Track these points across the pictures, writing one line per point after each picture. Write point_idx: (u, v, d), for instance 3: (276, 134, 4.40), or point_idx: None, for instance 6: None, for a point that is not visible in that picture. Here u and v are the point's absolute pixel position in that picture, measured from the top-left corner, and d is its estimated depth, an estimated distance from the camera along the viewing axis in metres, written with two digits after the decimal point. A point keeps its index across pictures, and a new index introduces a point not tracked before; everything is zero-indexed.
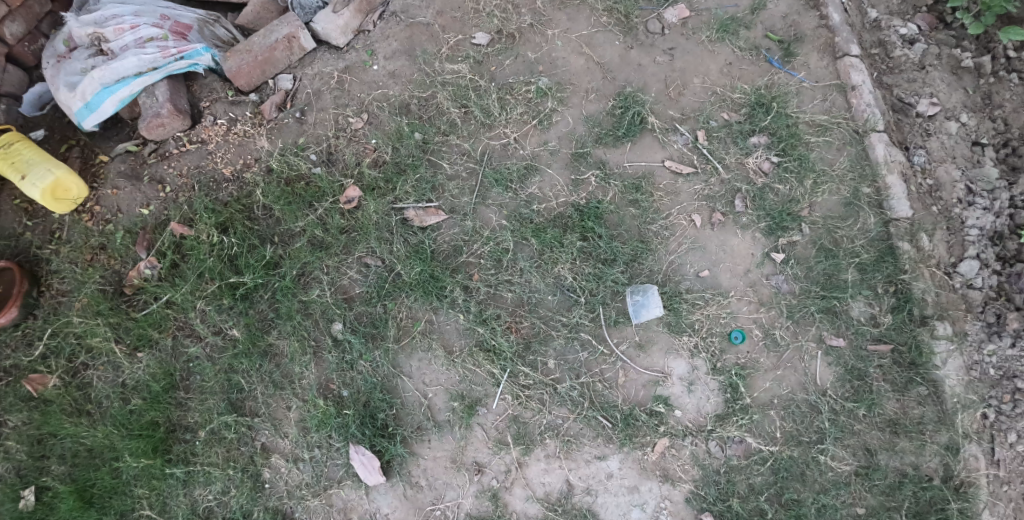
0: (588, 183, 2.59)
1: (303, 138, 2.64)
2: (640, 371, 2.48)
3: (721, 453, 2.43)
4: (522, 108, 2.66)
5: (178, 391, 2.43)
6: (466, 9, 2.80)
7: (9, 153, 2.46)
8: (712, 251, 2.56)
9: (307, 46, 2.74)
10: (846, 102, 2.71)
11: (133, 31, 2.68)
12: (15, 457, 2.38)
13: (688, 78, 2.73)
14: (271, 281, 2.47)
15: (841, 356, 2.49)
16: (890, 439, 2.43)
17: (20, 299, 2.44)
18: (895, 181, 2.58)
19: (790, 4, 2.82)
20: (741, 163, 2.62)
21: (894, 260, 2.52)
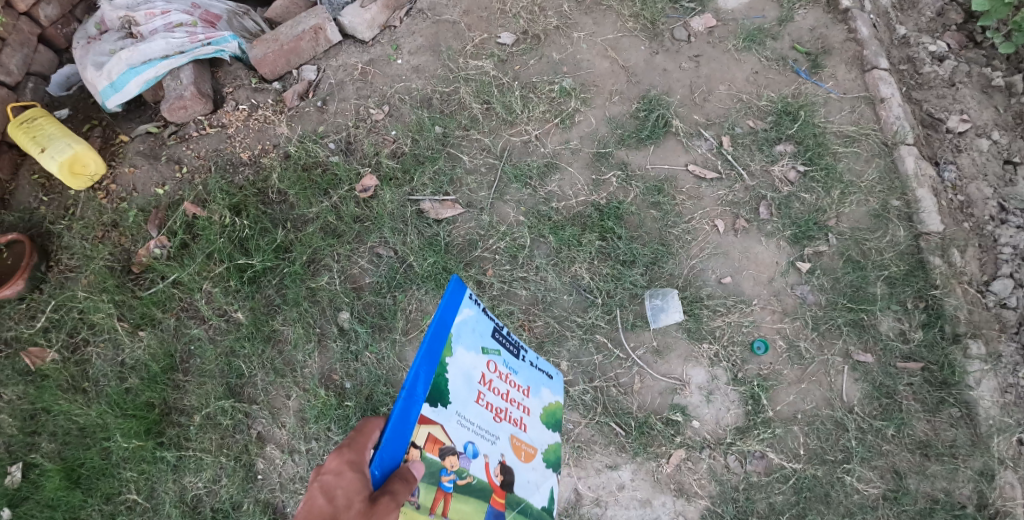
0: (608, 184, 2.54)
1: (323, 127, 2.62)
2: (656, 377, 2.37)
3: (740, 468, 2.29)
4: (545, 106, 2.63)
5: (177, 373, 2.34)
6: (493, 10, 2.81)
7: (31, 127, 2.48)
8: (735, 257, 2.48)
9: (333, 38, 2.74)
10: (875, 114, 2.65)
11: (164, 17, 2.70)
12: (6, 431, 2.30)
13: (713, 85, 2.69)
14: (280, 265, 2.41)
15: (868, 372, 2.36)
16: (921, 462, 2.27)
17: (27, 271, 2.39)
18: (925, 195, 2.51)
19: (818, 17, 2.80)
20: (766, 171, 2.56)
21: (924, 274, 2.43)
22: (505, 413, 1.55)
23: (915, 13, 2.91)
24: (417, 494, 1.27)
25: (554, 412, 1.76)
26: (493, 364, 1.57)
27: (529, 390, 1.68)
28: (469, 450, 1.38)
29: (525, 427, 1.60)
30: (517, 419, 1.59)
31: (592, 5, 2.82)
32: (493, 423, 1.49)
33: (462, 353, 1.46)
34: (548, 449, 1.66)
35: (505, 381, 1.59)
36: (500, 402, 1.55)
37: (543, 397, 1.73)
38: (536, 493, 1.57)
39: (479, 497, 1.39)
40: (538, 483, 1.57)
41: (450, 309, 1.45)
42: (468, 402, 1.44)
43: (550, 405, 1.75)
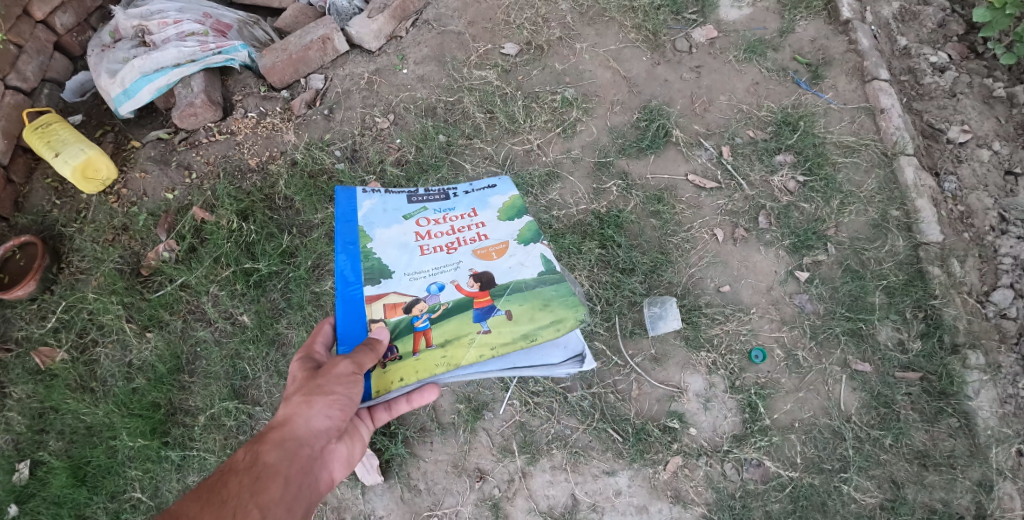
0: (609, 193, 2.57)
1: (330, 134, 2.68)
2: (654, 384, 2.40)
3: (737, 476, 2.30)
4: (547, 116, 2.67)
5: (183, 374, 2.39)
6: (498, 21, 2.86)
7: (47, 132, 2.58)
8: (734, 266, 2.50)
9: (341, 48, 2.81)
10: (875, 124, 2.67)
11: (176, 26, 2.77)
12: (15, 429, 2.36)
13: (714, 96, 2.72)
14: (286, 269, 2.46)
15: (867, 382, 2.37)
16: (919, 472, 2.27)
17: (38, 273, 2.47)
18: (925, 205, 2.52)
19: (818, 29, 2.83)
20: (766, 181, 2.59)
21: (923, 284, 2.43)
22: (454, 244, 2.17)
23: (917, 24, 2.93)
24: (397, 348, 1.90)
25: (513, 204, 2.31)
26: (422, 219, 2.26)
27: (475, 210, 2.29)
28: (434, 288, 2.04)
29: (484, 237, 2.20)
30: (474, 237, 2.19)
31: (595, 17, 2.86)
32: (447, 256, 2.13)
33: (381, 234, 2.19)
34: (519, 234, 2.20)
35: (444, 221, 2.25)
36: (445, 240, 2.18)
37: (493, 204, 2.32)
38: (524, 269, 2.09)
39: (460, 311, 1.98)
40: (521, 263, 2.10)
41: (354, 229, 2.21)
42: (411, 261, 2.12)
43: (505, 203, 2.32)
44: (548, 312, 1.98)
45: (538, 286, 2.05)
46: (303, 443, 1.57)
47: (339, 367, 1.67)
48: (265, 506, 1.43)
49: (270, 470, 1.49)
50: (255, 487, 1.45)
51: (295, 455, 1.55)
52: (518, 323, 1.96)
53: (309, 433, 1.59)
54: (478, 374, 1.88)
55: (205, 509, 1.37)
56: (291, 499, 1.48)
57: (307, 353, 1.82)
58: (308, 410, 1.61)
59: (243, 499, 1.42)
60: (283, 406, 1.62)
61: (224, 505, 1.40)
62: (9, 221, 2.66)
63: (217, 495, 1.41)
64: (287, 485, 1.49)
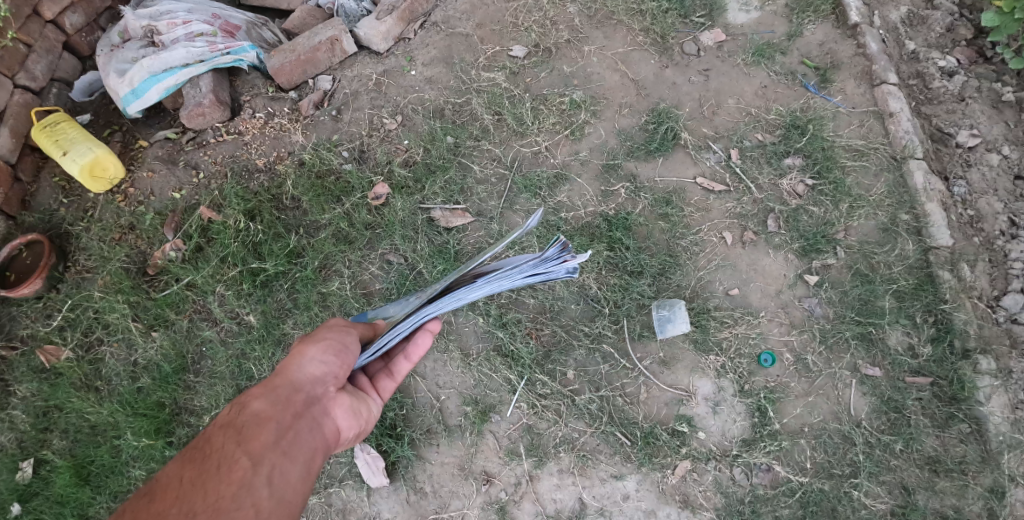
0: (617, 195, 2.57)
1: (338, 135, 2.68)
2: (663, 387, 2.38)
3: (746, 481, 2.28)
4: (555, 118, 2.67)
5: (188, 374, 2.38)
6: (506, 23, 2.86)
7: (54, 131, 2.59)
8: (742, 269, 2.49)
9: (349, 49, 2.81)
10: (884, 128, 2.66)
11: (185, 26, 2.78)
12: (19, 427, 2.36)
13: (722, 99, 2.72)
14: (292, 270, 2.45)
15: (877, 386, 2.35)
16: (930, 478, 2.25)
17: (45, 271, 2.46)
18: (935, 209, 2.51)
19: (827, 32, 2.83)
20: (775, 185, 2.57)
21: (934, 288, 2.42)
22: (445, 273, 1.89)
23: (925, 28, 2.92)
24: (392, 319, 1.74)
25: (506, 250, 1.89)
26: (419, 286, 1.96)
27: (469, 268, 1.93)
28: (423, 290, 1.78)
29: (475, 267, 1.82)
30: (467, 270, 1.83)
31: (603, 19, 2.86)
32: (440, 280, 1.85)
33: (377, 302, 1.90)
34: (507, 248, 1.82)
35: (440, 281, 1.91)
36: (435, 277, 1.91)
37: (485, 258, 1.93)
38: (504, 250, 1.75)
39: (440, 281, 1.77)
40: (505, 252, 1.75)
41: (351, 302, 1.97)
42: (408, 295, 1.84)
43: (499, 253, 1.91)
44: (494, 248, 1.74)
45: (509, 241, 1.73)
46: (297, 390, 1.44)
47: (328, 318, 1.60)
48: (256, 453, 1.28)
49: (259, 417, 1.34)
50: (242, 435, 1.29)
51: (290, 401, 1.41)
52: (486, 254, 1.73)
53: (302, 379, 1.46)
54: (463, 294, 1.65)
55: (186, 464, 1.23)
56: (287, 444, 1.33)
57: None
58: (299, 357, 1.49)
59: (229, 448, 1.26)
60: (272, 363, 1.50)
61: (209, 456, 1.25)
62: (15, 220, 2.66)
63: (199, 450, 1.26)
64: (281, 431, 1.34)
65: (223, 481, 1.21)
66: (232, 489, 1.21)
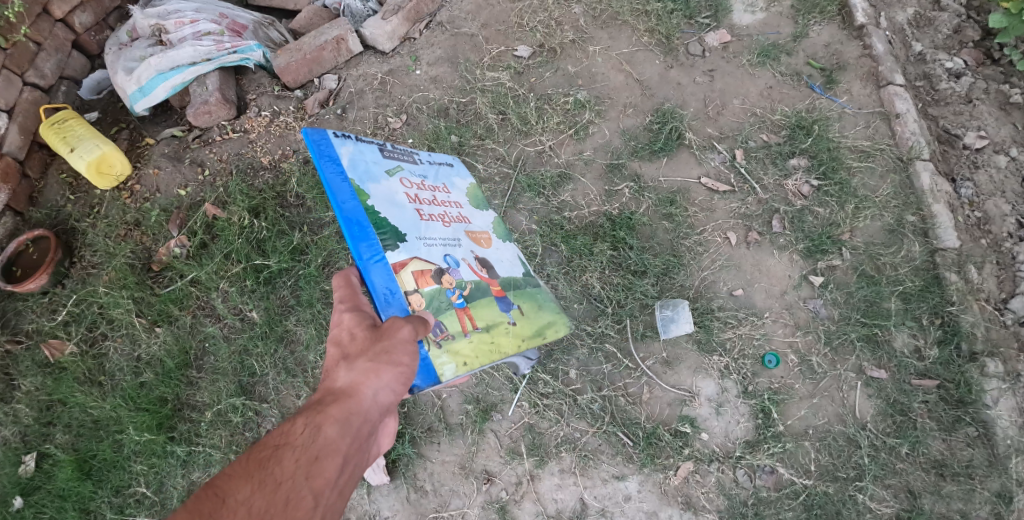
0: (621, 195, 2.56)
1: (342, 134, 2.69)
2: (666, 388, 2.37)
3: (749, 483, 2.26)
4: (559, 117, 2.67)
5: (191, 369, 2.40)
6: (510, 24, 2.87)
7: (62, 127, 2.62)
8: (747, 270, 2.47)
9: (354, 49, 2.83)
10: (890, 129, 2.64)
11: (192, 25, 2.80)
12: (22, 421, 2.38)
13: (727, 99, 2.71)
14: (295, 267, 2.46)
15: (882, 389, 2.33)
16: (936, 481, 2.22)
17: (50, 266, 2.48)
18: (941, 211, 2.49)
19: (833, 34, 2.81)
20: (780, 185, 2.56)
21: (940, 290, 2.39)
22: (443, 217, 2.05)
23: (932, 29, 2.91)
24: (444, 325, 1.82)
25: (473, 191, 2.30)
26: (405, 181, 2.03)
27: (446, 187, 2.19)
28: (450, 261, 1.92)
29: (467, 219, 2.14)
30: (459, 216, 2.11)
31: (608, 20, 2.86)
32: (446, 229, 2.01)
33: (373, 189, 1.90)
34: (494, 227, 2.22)
35: (428, 193, 2.08)
36: (437, 210, 2.05)
37: (458, 186, 2.26)
38: (511, 266, 2.12)
39: (479, 292, 1.93)
40: (508, 260, 2.13)
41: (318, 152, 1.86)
42: (418, 225, 1.93)
43: (467, 188, 2.29)
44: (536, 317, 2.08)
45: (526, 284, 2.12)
46: (367, 419, 1.51)
47: (404, 328, 1.62)
48: (317, 491, 1.36)
49: (329, 448, 1.42)
50: (313, 470, 1.37)
51: (357, 431, 1.48)
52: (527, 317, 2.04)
53: (372, 407, 1.53)
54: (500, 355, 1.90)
55: (258, 491, 1.30)
56: (345, 483, 1.42)
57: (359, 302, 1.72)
58: (375, 381, 1.55)
59: (298, 482, 1.34)
60: (346, 374, 1.55)
61: (280, 487, 1.32)
62: (23, 216, 2.70)
63: (269, 476, 1.33)
64: (345, 467, 1.42)
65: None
66: None
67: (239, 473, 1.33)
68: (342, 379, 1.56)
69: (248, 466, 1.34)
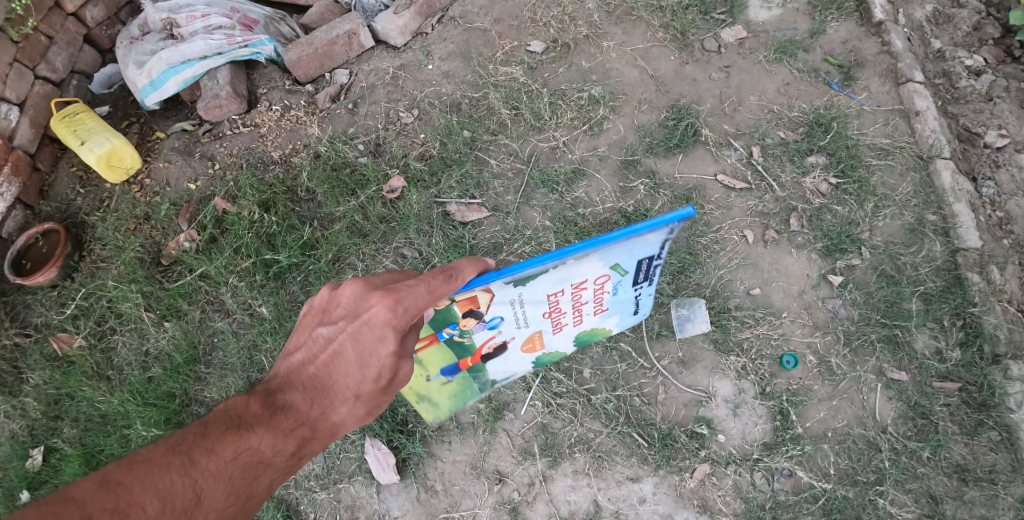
0: (636, 191, 2.52)
1: (353, 128, 2.67)
2: (681, 388, 2.32)
3: (767, 486, 2.21)
4: (573, 113, 2.63)
5: (199, 364, 2.39)
6: (524, 19, 2.83)
7: (73, 121, 2.59)
8: (764, 269, 2.43)
9: (366, 43, 2.79)
10: (910, 127, 2.60)
11: (204, 19, 2.78)
12: (30, 415, 2.38)
13: (744, 96, 2.67)
14: (306, 262, 2.45)
15: (903, 391, 2.27)
16: (958, 487, 2.17)
17: (60, 260, 2.48)
18: (963, 210, 2.44)
19: (850, 30, 2.77)
20: (798, 183, 2.51)
21: (962, 291, 2.34)
22: (557, 315, 1.93)
23: (951, 26, 2.87)
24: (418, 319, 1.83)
25: (597, 333, 2.08)
26: (607, 278, 1.81)
27: (603, 309, 1.97)
28: (492, 324, 1.88)
29: (557, 329, 2.00)
30: (558, 324, 1.98)
31: (622, 15, 2.83)
32: (536, 317, 1.91)
33: (589, 264, 1.72)
34: (551, 353, 2.10)
35: (591, 294, 1.87)
36: (564, 308, 1.91)
37: (605, 320, 2.04)
38: (506, 365, 2.10)
39: (455, 347, 1.94)
40: (517, 364, 2.11)
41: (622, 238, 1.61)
42: (537, 291, 1.80)
43: (602, 328, 2.06)
44: (447, 398, 2.17)
45: (484, 383, 2.14)
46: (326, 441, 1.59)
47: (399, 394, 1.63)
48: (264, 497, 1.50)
49: (293, 468, 1.52)
50: (274, 486, 1.49)
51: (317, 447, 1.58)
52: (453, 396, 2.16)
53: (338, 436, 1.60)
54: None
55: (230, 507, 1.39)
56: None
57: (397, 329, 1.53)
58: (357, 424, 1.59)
59: (260, 496, 1.45)
60: (352, 408, 1.54)
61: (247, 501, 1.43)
62: (33, 210, 2.70)
63: (246, 490, 1.42)
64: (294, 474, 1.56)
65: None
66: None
67: (213, 481, 1.36)
68: (339, 414, 1.53)
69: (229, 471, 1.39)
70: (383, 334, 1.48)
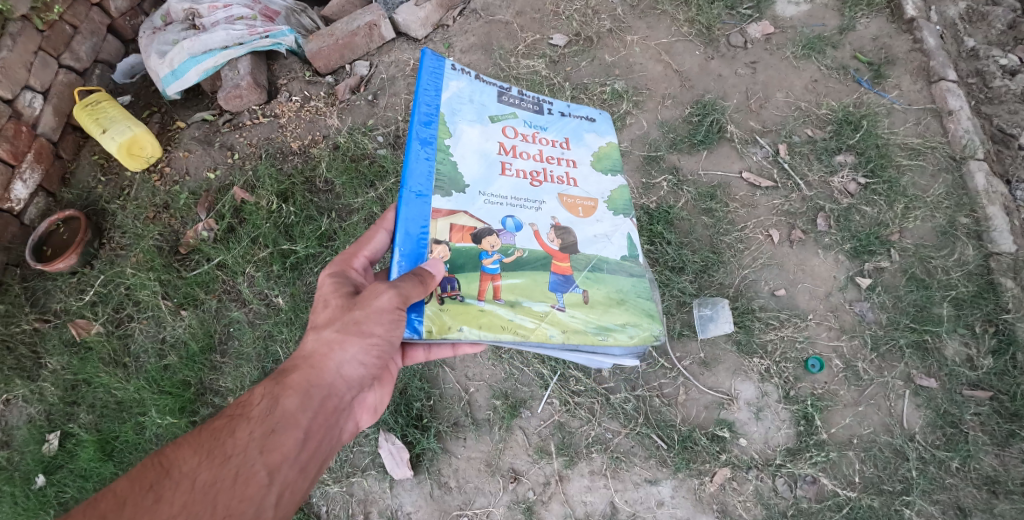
0: (659, 188, 2.47)
1: (373, 120, 2.64)
2: (702, 390, 2.27)
3: (790, 493, 2.16)
4: (596, 107, 2.58)
5: (215, 354, 2.39)
6: (547, 12, 2.79)
7: (95, 110, 2.59)
8: (789, 269, 2.37)
9: (386, 35, 2.76)
10: (942, 127, 2.53)
11: (225, 9, 2.77)
12: (47, 400, 2.40)
13: (770, 92, 2.61)
14: (323, 253, 2.43)
15: (932, 398, 2.20)
16: (988, 499, 2.09)
17: (80, 247, 2.48)
18: (997, 213, 2.36)
19: (881, 27, 2.70)
20: (825, 182, 2.45)
21: (995, 297, 2.26)
22: (542, 176, 1.85)
23: (985, 25, 2.78)
24: (460, 283, 1.66)
25: (608, 153, 1.96)
26: (509, 129, 1.90)
27: (568, 141, 1.94)
28: (510, 225, 1.74)
29: (573, 182, 1.87)
30: (562, 177, 1.87)
31: (647, 10, 2.77)
32: (532, 189, 1.82)
33: (464, 131, 1.84)
34: (611, 196, 1.88)
35: (532, 149, 1.89)
36: (534, 168, 1.86)
37: (587, 143, 1.95)
38: (609, 244, 1.80)
39: (536, 275, 1.72)
40: (606, 235, 1.81)
41: (434, 110, 1.83)
42: (487, 178, 1.80)
43: (600, 148, 1.96)
44: (623, 306, 1.74)
45: (615, 270, 1.78)
46: (331, 391, 1.53)
47: (381, 298, 1.52)
48: (272, 468, 1.43)
49: (286, 421, 1.47)
50: (267, 443, 1.44)
51: (321, 405, 1.52)
52: (597, 309, 1.72)
53: (340, 380, 1.54)
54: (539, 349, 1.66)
55: (206, 468, 1.39)
56: (306, 457, 1.48)
57: (349, 264, 1.71)
58: (342, 353, 1.53)
59: (249, 457, 1.42)
60: (315, 339, 1.54)
61: (228, 462, 1.41)
62: (55, 197, 2.71)
63: (219, 449, 1.42)
64: (305, 441, 1.48)
65: (235, 496, 1.38)
66: (243, 505, 1.38)
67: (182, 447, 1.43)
68: (307, 345, 1.56)
69: (198, 438, 1.44)
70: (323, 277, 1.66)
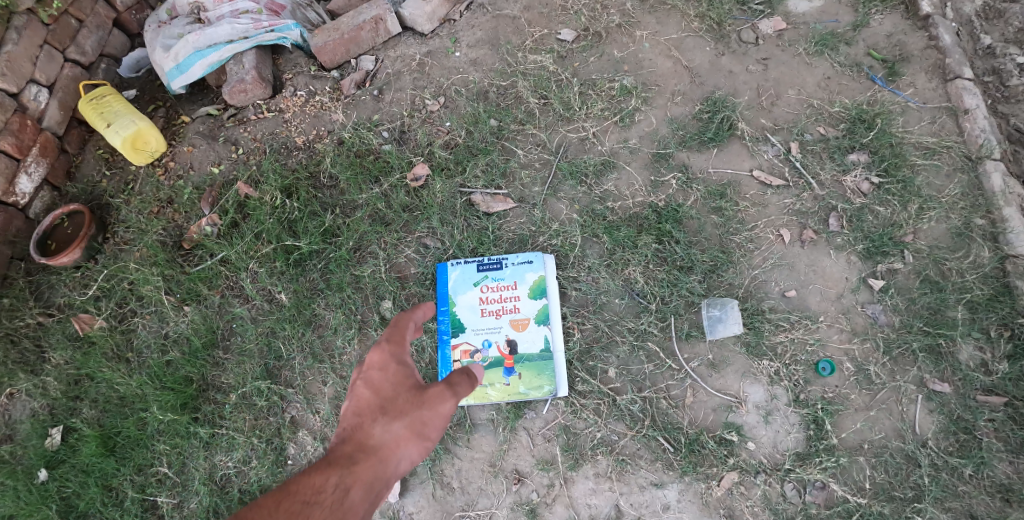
0: (667, 186, 2.43)
1: (378, 115, 2.61)
2: (710, 392, 2.23)
3: (798, 498, 2.12)
4: (604, 104, 2.54)
5: (217, 350, 2.38)
6: (554, 6, 2.73)
7: (100, 103, 2.56)
8: (801, 270, 2.32)
9: (392, 29, 2.72)
10: (957, 126, 2.47)
11: (230, 3, 2.74)
12: (50, 394, 2.38)
13: (782, 89, 2.56)
14: (327, 249, 2.42)
15: (945, 404, 2.15)
16: (1001, 508, 2.05)
17: (84, 241, 2.46)
18: (1014, 214, 2.30)
19: (895, 23, 2.63)
20: (838, 181, 2.40)
21: (1011, 300, 2.21)
22: (497, 310, 2.34)
23: (1002, 21, 2.70)
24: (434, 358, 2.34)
25: (540, 286, 2.35)
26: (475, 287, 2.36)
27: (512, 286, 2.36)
28: (485, 343, 2.30)
29: (517, 307, 2.34)
30: (510, 306, 2.34)
31: (656, 4, 2.71)
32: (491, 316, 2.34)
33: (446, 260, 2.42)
34: (540, 310, 2.32)
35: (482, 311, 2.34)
36: (487, 310, 2.34)
37: (524, 281, 2.36)
38: (535, 339, 2.30)
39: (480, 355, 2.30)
40: (537, 331, 2.30)
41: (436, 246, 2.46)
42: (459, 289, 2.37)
43: (535, 281, 2.35)
44: (539, 373, 2.26)
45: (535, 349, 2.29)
46: (386, 485, 1.65)
47: (446, 405, 1.71)
48: None
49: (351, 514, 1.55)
50: None
51: (376, 497, 1.62)
52: (533, 379, 2.26)
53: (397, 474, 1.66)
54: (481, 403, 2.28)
55: None
56: None
57: (404, 351, 1.76)
58: (404, 451, 1.66)
59: None
60: (385, 434, 1.66)
61: None
62: (60, 191, 2.69)
63: None
64: None
65: None
66: None
67: None
68: (375, 433, 1.66)
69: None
70: (384, 365, 1.74)
